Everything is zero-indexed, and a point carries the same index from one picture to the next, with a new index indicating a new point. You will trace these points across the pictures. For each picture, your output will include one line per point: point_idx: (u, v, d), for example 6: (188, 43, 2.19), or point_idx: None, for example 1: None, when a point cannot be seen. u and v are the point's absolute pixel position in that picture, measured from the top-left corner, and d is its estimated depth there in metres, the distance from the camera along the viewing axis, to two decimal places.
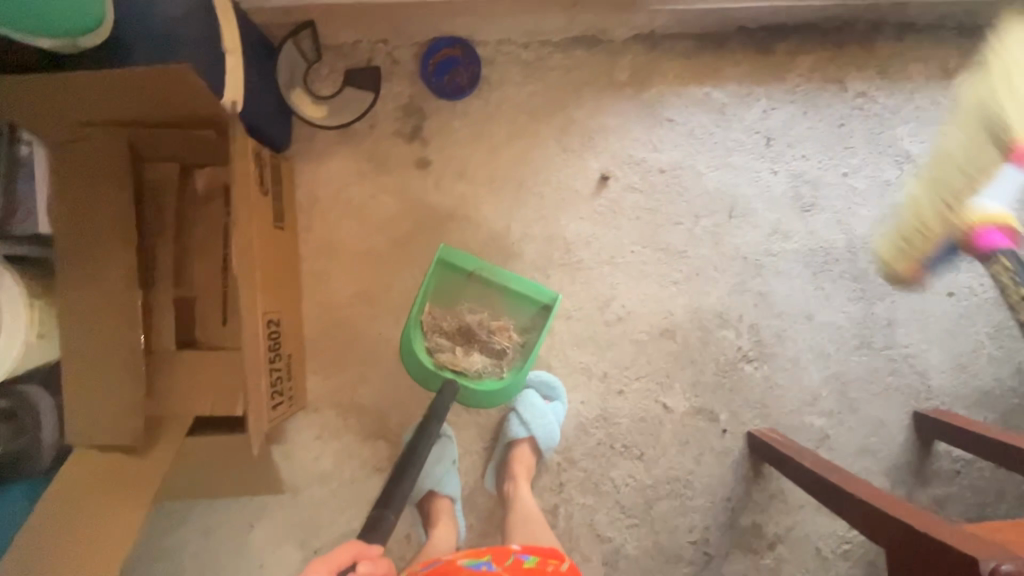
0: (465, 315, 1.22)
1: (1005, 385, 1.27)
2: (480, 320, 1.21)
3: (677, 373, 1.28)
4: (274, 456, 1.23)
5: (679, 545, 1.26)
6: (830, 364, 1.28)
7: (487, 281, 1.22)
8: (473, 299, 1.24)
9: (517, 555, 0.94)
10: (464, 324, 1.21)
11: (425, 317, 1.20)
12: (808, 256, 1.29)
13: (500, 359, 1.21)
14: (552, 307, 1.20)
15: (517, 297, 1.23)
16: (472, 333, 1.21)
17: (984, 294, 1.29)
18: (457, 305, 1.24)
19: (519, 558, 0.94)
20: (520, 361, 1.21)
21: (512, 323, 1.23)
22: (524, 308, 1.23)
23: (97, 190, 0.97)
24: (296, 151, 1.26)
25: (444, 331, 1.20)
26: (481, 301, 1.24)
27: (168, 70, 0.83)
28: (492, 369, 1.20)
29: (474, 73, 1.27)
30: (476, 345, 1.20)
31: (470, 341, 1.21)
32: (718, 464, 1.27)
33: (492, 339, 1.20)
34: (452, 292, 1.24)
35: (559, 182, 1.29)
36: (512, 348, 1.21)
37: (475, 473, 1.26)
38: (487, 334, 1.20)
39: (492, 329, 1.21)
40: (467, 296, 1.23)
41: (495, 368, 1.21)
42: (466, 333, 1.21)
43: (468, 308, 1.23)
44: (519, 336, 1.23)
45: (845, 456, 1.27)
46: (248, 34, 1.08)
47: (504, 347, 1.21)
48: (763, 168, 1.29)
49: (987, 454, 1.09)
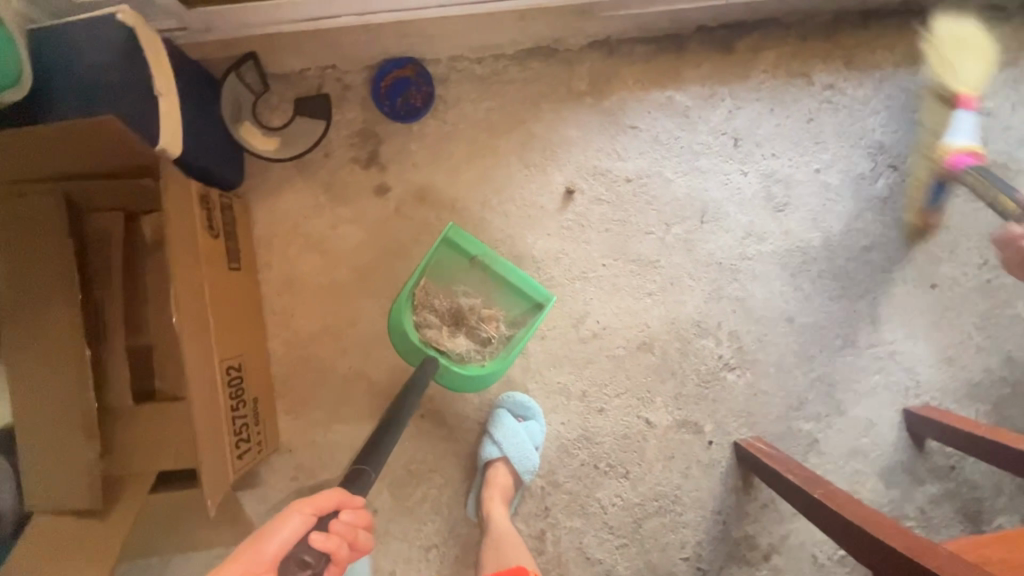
0: (458, 298, 1.19)
1: (996, 375, 1.23)
2: (472, 306, 1.18)
3: (658, 386, 1.23)
4: (246, 501, 1.19)
5: (671, 563, 1.21)
6: (815, 366, 1.24)
7: (488, 269, 1.20)
8: (468, 284, 1.21)
9: None
10: (457, 307, 1.18)
11: (417, 292, 1.17)
12: (785, 257, 1.25)
13: (484, 348, 1.18)
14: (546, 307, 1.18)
15: (510, 292, 1.21)
16: (463, 316, 1.18)
17: (968, 284, 1.24)
18: (451, 285, 1.21)
19: None
20: (502, 353, 1.18)
21: (502, 314, 1.20)
22: (515, 304, 1.21)
23: (35, 247, 0.93)
24: (250, 187, 1.23)
25: (435, 309, 1.17)
26: (475, 288, 1.21)
27: (92, 123, 0.80)
28: (475, 357, 1.17)
29: (428, 93, 1.23)
30: (464, 329, 1.17)
31: (459, 324, 1.18)
32: (706, 477, 1.22)
33: (480, 325, 1.17)
34: (451, 273, 1.21)
35: (523, 198, 1.25)
36: (497, 339, 1.18)
37: (455, 504, 1.22)
38: (477, 320, 1.17)
39: (482, 316, 1.18)
40: (465, 280, 1.21)
41: (477, 355, 1.17)
42: (457, 316, 1.18)
43: (461, 292, 1.20)
44: (507, 329, 1.20)
45: (837, 459, 1.23)
46: (187, 73, 1.04)
47: (491, 336, 1.17)
48: (732, 170, 1.25)
49: (979, 452, 1.04)
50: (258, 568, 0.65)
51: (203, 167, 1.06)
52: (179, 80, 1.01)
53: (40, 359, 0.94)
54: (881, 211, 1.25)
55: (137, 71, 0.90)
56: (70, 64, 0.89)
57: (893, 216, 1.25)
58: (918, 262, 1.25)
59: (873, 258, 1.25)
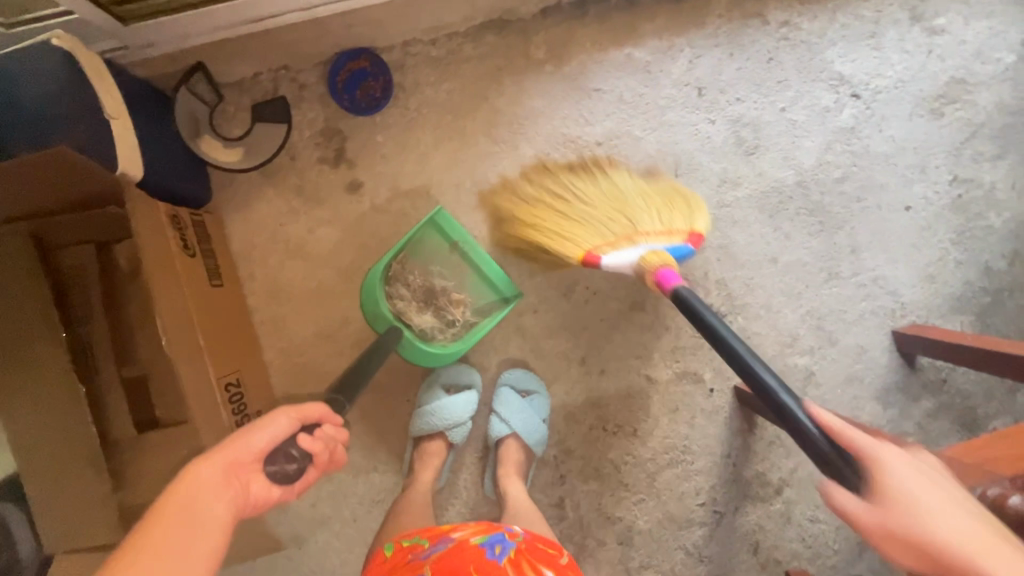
0: (433, 278, 1.21)
1: (975, 286, 1.26)
2: (444, 287, 1.20)
3: (654, 343, 1.25)
4: (269, 511, 1.20)
5: (689, 510, 1.24)
6: (803, 303, 1.26)
7: (466, 256, 1.20)
8: (443, 266, 1.22)
9: (524, 536, 0.91)
10: (431, 286, 1.20)
11: (394, 265, 1.18)
12: (762, 199, 1.26)
13: (447, 329, 1.20)
14: (512, 301, 1.18)
15: (481, 280, 1.21)
16: (433, 296, 1.20)
17: (940, 203, 1.26)
18: (427, 265, 1.21)
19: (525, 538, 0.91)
20: (464, 336, 1.20)
21: (469, 301, 1.21)
22: (483, 292, 1.22)
23: (8, 292, 0.91)
24: (222, 201, 1.21)
25: (408, 284, 1.19)
26: (451, 271, 1.22)
27: (47, 155, 0.77)
28: (437, 336, 1.19)
29: (386, 81, 1.22)
30: (432, 307, 1.20)
31: (429, 302, 1.20)
32: (712, 425, 1.25)
33: (447, 307, 1.19)
34: (428, 253, 1.21)
35: (497, 176, 1.24)
36: (461, 324, 1.19)
37: (473, 483, 1.24)
38: (444, 302, 1.20)
39: (451, 300, 1.20)
40: (440, 263, 1.21)
41: (439, 334, 1.19)
42: (427, 296, 1.20)
43: (435, 272, 1.21)
44: (472, 316, 1.21)
45: (833, 389, 1.25)
46: (135, 93, 1.02)
47: (456, 320, 1.20)
48: (699, 120, 1.25)
49: (967, 361, 1.07)
50: (244, 459, 0.70)
51: (168, 186, 1.04)
52: (128, 101, 0.99)
53: (31, 404, 0.92)
54: (849, 141, 1.26)
55: (78, 96, 0.87)
56: (11, 99, 0.86)
57: (861, 145, 1.27)
58: (890, 187, 1.27)
59: (846, 189, 1.26)
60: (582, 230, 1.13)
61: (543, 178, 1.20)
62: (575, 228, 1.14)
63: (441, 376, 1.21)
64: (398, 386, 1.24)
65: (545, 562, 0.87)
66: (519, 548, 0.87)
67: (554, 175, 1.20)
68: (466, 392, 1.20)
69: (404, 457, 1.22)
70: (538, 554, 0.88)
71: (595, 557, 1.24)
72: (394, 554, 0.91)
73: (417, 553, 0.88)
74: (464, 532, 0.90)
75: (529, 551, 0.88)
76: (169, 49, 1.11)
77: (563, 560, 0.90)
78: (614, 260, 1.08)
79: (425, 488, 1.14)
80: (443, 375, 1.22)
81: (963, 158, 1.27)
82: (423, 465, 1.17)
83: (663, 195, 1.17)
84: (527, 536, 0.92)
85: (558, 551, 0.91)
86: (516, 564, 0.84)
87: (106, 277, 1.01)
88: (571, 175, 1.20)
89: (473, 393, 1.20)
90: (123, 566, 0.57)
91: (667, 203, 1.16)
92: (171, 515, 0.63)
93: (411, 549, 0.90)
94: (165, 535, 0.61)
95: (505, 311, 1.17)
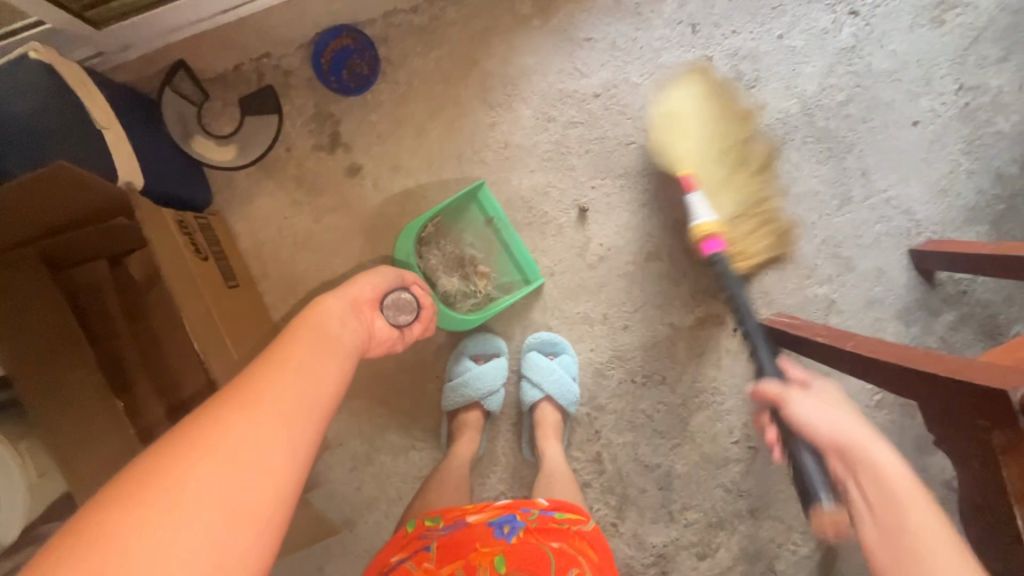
0: (464, 248, 1.22)
1: (988, 194, 1.24)
2: (473, 257, 1.21)
3: (674, 291, 1.25)
4: (316, 498, 1.23)
5: (724, 449, 1.26)
6: (818, 233, 1.25)
7: (500, 232, 1.21)
8: (475, 237, 1.23)
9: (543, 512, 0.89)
10: (462, 256, 1.21)
11: (429, 228, 1.19)
12: (767, 132, 1.24)
13: (469, 299, 1.21)
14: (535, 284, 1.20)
15: (508, 257, 1.22)
16: (462, 264, 1.21)
17: (947, 114, 1.24)
18: (459, 233, 1.22)
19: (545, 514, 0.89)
20: (483, 309, 1.21)
21: (493, 275, 1.23)
22: (508, 270, 1.23)
23: (27, 313, 0.90)
24: (224, 201, 1.20)
25: (440, 249, 1.21)
26: (482, 244, 1.22)
27: (45, 173, 0.76)
28: (458, 302, 1.21)
29: (372, 57, 1.19)
30: (458, 274, 1.21)
31: (459, 268, 1.21)
32: (739, 363, 1.25)
33: (472, 277, 1.21)
34: (464, 222, 1.22)
35: (497, 141, 1.22)
36: (483, 296, 1.21)
37: (511, 449, 1.26)
38: (470, 271, 1.21)
39: (478, 270, 1.21)
40: (474, 234, 1.22)
41: (461, 302, 1.21)
42: (458, 263, 1.21)
43: (468, 242, 1.22)
44: (495, 291, 1.23)
45: (855, 314, 1.25)
46: (119, 100, 1.00)
47: (478, 292, 1.21)
48: (697, 58, 1.23)
49: (987, 268, 1.06)
50: (367, 297, 0.75)
51: (168, 192, 1.02)
52: (115, 108, 0.97)
53: (75, 424, 0.89)
54: (850, 61, 1.24)
55: (65, 108, 0.85)
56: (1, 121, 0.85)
57: (862, 64, 1.24)
58: (896, 103, 1.25)
59: (851, 112, 1.25)
60: (693, 148, 1.14)
61: (718, 97, 1.20)
62: (689, 144, 1.14)
63: (468, 347, 1.22)
64: (425, 363, 1.25)
65: (555, 537, 0.84)
66: (529, 528, 0.84)
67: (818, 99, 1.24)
68: (495, 360, 1.22)
69: (441, 431, 1.24)
70: (551, 530, 0.85)
71: (637, 505, 1.26)
72: (409, 531, 0.86)
73: (427, 534, 0.85)
74: (478, 516, 0.85)
75: (542, 528, 0.84)
76: (146, 52, 1.08)
77: (589, 528, 0.88)
78: (696, 198, 1.10)
79: (462, 461, 1.14)
80: (470, 345, 1.23)
81: (967, 64, 1.24)
82: (461, 438, 1.18)
83: (753, 172, 1.20)
84: (543, 510, 0.88)
85: (583, 518, 0.89)
86: (523, 546, 0.82)
87: (123, 292, 1.01)
88: (725, 104, 1.20)
89: (501, 360, 1.22)
90: (271, 367, 0.54)
91: (756, 194, 1.19)
92: (315, 320, 0.64)
93: (422, 530, 0.85)
94: (313, 331, 0.62)
95: (526, 291, 1.18)
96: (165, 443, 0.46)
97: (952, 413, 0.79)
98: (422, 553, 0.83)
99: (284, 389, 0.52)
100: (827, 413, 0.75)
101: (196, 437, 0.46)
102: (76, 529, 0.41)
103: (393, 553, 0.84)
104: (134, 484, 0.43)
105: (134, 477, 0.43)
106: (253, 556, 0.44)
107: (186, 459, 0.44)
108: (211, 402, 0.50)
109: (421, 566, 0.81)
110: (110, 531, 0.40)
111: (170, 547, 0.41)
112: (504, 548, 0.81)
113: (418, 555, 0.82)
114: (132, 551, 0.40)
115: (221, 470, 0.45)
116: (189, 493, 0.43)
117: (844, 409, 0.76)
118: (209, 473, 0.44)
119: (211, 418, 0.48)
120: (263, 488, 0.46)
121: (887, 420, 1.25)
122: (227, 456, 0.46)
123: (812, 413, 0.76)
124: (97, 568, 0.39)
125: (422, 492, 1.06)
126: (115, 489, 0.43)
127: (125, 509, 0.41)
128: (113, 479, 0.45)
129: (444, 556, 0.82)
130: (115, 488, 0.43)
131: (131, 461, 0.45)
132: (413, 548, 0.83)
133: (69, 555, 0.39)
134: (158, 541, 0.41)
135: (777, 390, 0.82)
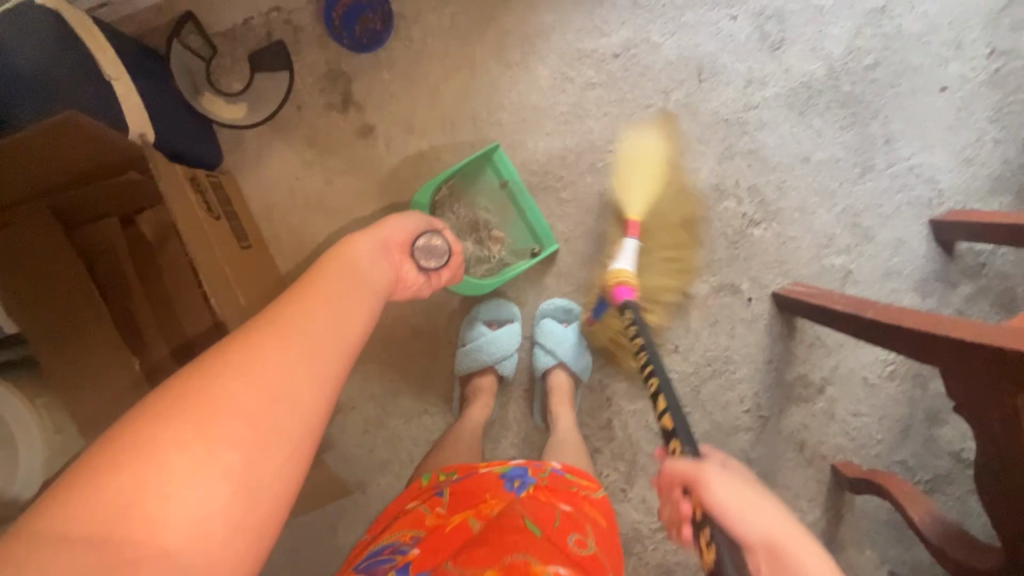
0: (478, 212, 1.20)
1: (1015, 164, 1.21)
2: (486, 222, 1.20)
3: (689, 259, 1.23)
4: (329, 460, 1.24)
5: (734, 418, 1.25)
6: (838, 201, 1.22)
7: (515, 197, 1.18)
8: (489, 202, 1.21)
9: (554, 469, 0.87)
10: (476, 220, 1.20)
11: (443, 192, 1.18)
12: (790, 96, 1.21)
13: (482, 264, 1.20)
14: (548, 251, 1.18)
15: (522, 223, 1.21)
16: (476, 227, 1.20)
17: (976, 80, 1.21)
18: (473, 197, 1.21)
19: (556, 471, 0.87)
20: (496, 275, 1.19)
21: (507, 240, 1.21)
22: (522, 236, 1.22)
23: (42, 267, 0.88)
24: (234, 161, 1.18)
25: (454, 214, 1.19)
26: (496, 208, 1.21)
27: (56, 121, 0.74)
28: (471, 267, 1.20)
29: (386, 12, 1.15)
30: (472, 238, 1.20)
31: (472, 233, 1.20)
32: (752, 333, 1.25)
33: (486, 242, 1.19)
34: (477, 186, 1.21)
35: (512, 102, 1.19)
36: (496, 261, 1.20)
37: (523, 415, 1.26)
38: (484, 236, 1.20)
39: (490, 236, 1.20)
40: (487, 199, 1.21)
41: (474, 267, 1.20)
42: (471, 228, 1.19)
43: (481, 206, 1.21)
44: (508, 256, 1.22)
45: (872, 286, 1.23)
46: (125, 49, 0.97)
47: (492, 256, 1.20)
48: (720, 18, 1.20)
49: (1009, 237, 1.04)
50: (397, 240, 0.74)
51: (176, 148, 1.00)
52: (122, 57, 0.95)
53: (88, 381, 0.89)
54: (879, 23, 1.20)
55: (71, 57, 0.83)
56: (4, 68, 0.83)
57: (892, 25, 1.20)
58: (925, 68, 1.21)
59: (879, 76, 1.21)
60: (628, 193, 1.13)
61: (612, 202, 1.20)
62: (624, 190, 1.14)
63: (481, 311, 1.22)
64: (439, 328, 1.25)
65: (566, 499, 0.81)
66: (540, 485, 0.81)
67: (847, 63, 1.21)
68: (509, 325, 1.22)
69: (453, 396, 1.24)
70: (561, 491, 0.83)
71: (647, 471, 1.26)
72: (424, 483, 0.87)
73: (439, 485, 0.85)
74: (490, 468, 0.84)
75: (553, 488, 0.82)
76: None
77: (598, 495, 0.87)
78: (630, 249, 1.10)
79: (476, 424, 1.14)
80: (483, 309, 1.22)
81: (1000, 27, 1.20)
82: (474, 402, 1.18)
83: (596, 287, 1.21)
84: (554, 469, 0.86)
85: (594, 485, 0.88)
86: (534, 498, 0.79)
87: (135, 247, 0.99)
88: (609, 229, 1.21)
89: (515, 326, 1.22)
90: (306, 298, 0.55)
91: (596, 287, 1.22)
92: (348, 257, 0.64)
93: (435, 482, 0.86)
94: (344, 268, 0.62)
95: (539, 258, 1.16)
96: (202, 362, 0.46)
97: (976, 381, 0.77)
98: (434, 498, 0.81)
99: (315, 320, 0.53)
100: (747, 497, 0.61)
101: (232, 362, 0.46)
102: (116, 438, 0.41)
103: (408, 501, 0.85)
104: (172, 398, 0.43)
105: (172, 395, 0.43)
106: (280, 476, 0.45)
107: (222, 377, 0.45)
108: (243, 331, 0.50)
109: (434, 510, 0.78)
110: (149, 443, 0.40)
111: (205, 466, 0.41)
112: (519, 500, 0.79)
113: (430, 500, 0.81)
114: (169, 462, 0.40)
115: (255, 399, 0.45)
116: (227, 418, 0.43)
117: (755, 491, 0.63)
118: (243, 400, 0.44)
119: (247, 341, 0.48)
120: (293, 413, 0.46)
121: (898, 391, 1.25)
122: (262, 377, 0.46)
123: (731, 498, 0.61)
124: (136, 473, 0.39)
125: (434, 451, 1.06)
126: (153, 406, 0.43)
127: (163, 424, 0.41)
128: (149, 395, 0.44)
129: (459, 501, 0.79)
130: (154, 404, 0.43)
131: (169, 377, 0.46)
132: (425, 496, 0.83)
133: (110, 462, 0.40)
134: (194, 458, 0.41)
135: (690, 465, 0.66)
